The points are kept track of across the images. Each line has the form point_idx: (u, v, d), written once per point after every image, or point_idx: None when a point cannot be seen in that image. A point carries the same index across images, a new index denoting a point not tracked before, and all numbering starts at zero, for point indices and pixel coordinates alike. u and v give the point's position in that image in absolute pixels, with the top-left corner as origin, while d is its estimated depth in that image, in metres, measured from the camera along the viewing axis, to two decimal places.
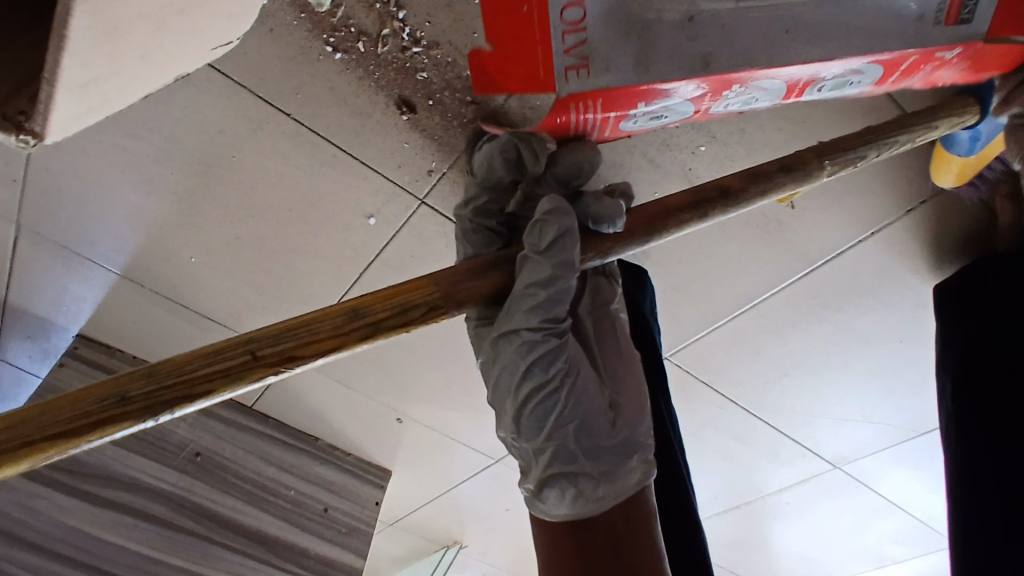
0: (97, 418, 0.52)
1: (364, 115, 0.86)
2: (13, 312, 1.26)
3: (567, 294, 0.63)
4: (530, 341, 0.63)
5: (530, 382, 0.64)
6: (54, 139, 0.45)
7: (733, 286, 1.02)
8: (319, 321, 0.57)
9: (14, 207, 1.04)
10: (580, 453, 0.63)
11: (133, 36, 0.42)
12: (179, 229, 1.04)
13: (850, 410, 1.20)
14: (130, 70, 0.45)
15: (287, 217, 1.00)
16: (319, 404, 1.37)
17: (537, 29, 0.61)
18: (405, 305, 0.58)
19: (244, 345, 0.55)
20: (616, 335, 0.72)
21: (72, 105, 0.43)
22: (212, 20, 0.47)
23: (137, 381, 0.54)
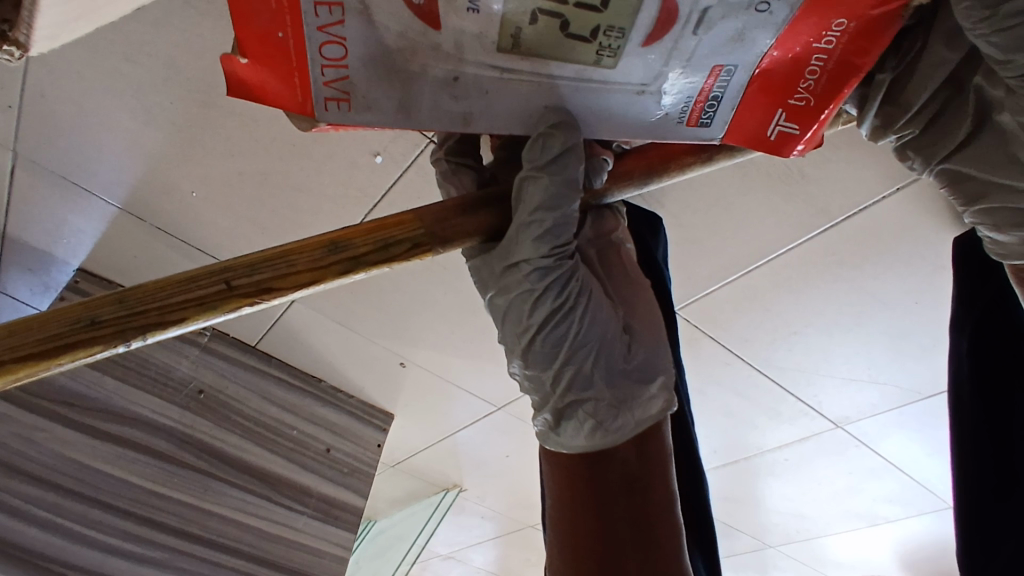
0: (67, 342, 0.47)
1: None
2: (12, 243, 1.24)
3: (572, 217, 0.58)
4: (541, 268, 0.58)
5: (542, 309, 0.59)
6: (38, 47, 0.42)
7: (748, 239, 0.99)
8: (303, 251, 0.50)
9: (10, 135, 1.01)
10: (599, 380, 0.60)
11: None
12: (180, 162, 1.01)
13: (856, 370, 1.19)
14: None
15: (291, 152, 0.97)
16: (322, 345, 1.37)
17: (294, 58, 0.44)
18: (388, 241, 0.51)
19: (217, 274, 0.48)
20: (621, 261, 0.70)
21: (57, 12, 0.40)
22: None
23: (108, 305, 0.47)
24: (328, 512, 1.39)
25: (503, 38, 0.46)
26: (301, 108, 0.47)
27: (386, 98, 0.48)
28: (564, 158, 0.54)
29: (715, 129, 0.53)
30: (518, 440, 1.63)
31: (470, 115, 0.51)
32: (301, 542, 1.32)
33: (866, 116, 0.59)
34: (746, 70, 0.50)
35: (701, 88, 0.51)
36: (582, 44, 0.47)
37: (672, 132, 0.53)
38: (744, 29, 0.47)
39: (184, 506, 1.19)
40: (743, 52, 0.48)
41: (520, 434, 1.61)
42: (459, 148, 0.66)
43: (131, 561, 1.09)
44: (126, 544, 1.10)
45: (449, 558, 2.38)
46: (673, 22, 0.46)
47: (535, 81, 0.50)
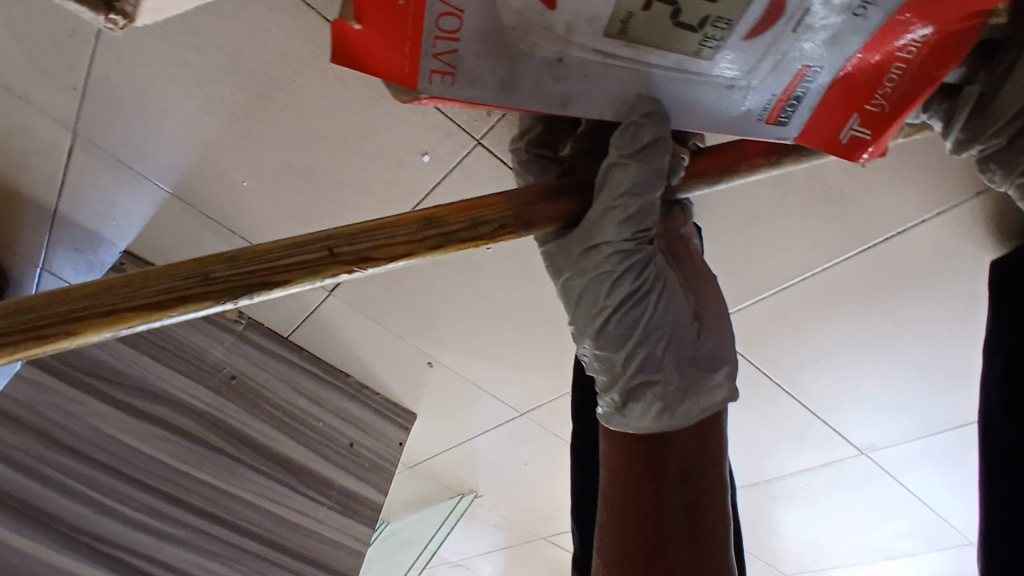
0: (180, 295, 0.56)
1: None
2: (62, 222, 1.28)
3: (655, 205, 0.63)
4: (622, 250, 0.62)
5: (620, 292, 0.64)
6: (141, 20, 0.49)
7: (784, 258, 1.00)
8: (398, 226, 0.60)
9: (71, 115, 1.05)
10: (669, 364, 0.63)
11: None
12: (232, 150, 1.04)
13: (885, 397, 1.19)
14: None
15: (341, 147, 0.99)
16: (352, 340, 1.39)
17: (408, 25, 0.51)
18: (476, 221, 0.60)
19: (321, 242, 0.59)
20: (691, 257, 0.74)
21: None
22: None
23: (220, 265, 0.57)
24: (348, 506, 1.41)
25: (612, 24, 0.53)
26: (408, 76, 0.53)
27: (490, 73, 0.56)
28: (651, 144, 0.60)
29: (791, 130, 0.62)
30: (537, 447, 1.63)
31: (568, 98, 0.59)
32: (319, 532, 1.34)
33: (950, 130, 0.66)
34: (829, 73, 0.58)
35: (785, 88, 0.59)
36: (688, 33, 0.54)
37: (752, 128, 0.62)
38: (839, 31, 0.55)
39: (211, 488, 1.21)
40: (833, 54, 0.56)
41: (540, 442, 1.61)
42: (540, 139, 0.75)
43: (157, 538, 1.11)
44: (154, 521, 1.12)
45: (458, 566, 2.37)
46: (778, 20, 0.54)
47: (632, 68, 0.58)
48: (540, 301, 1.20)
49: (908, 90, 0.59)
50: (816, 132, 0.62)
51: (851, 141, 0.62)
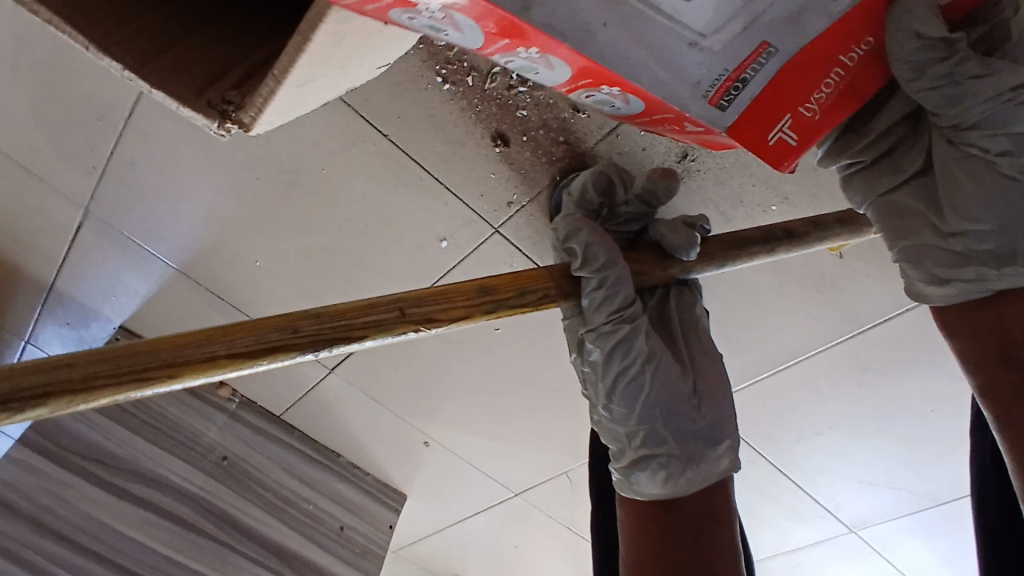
0: (271, 345, 0.56)
1: (458, 143, 0.89)
2: (58, 295, 1.28)
3: (626, 282, 0.69)
4: (602, 334, 0.69)
5: (616, 372, 0.70)
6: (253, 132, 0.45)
7: (780, 341, 1.06)
8: (457, 294, 0.63)
9: (87, 195, 1.08)
10: (669, 437, 0.69)
11: (355, 33, 0.42)
12: (248, 232, 1.07)
13: (873, 474, 1.23)
14: (328, 71, 0.46)
15: (360, 231, 1.03)
16: (349, 419, 1.38)
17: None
18: (524, 291, 0.66)
19: (394, 302, 0.61)
20: (699, 335, 0.77)
21: (279, 104, 0.44)
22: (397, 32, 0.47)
23: (307, 319, 0.57)
24: None
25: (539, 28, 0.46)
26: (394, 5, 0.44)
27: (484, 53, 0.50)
28: (607, 261, 0.69)
29: (731, 119, 0.51)
30: (531, 528, 1.61)
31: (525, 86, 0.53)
32: None
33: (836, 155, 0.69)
34: (781, 59, 0.50)
35: (748, 86, 0.50)
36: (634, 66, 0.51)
37: (743, 139, 0.52)
38: (796, 9, 0.48)
39: None
40: (782, 35, 0.49)
41: (533, 523, 1.60)
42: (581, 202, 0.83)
43: None
44: None
45: None
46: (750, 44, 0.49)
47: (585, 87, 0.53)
48: (544, 380, 1.23)
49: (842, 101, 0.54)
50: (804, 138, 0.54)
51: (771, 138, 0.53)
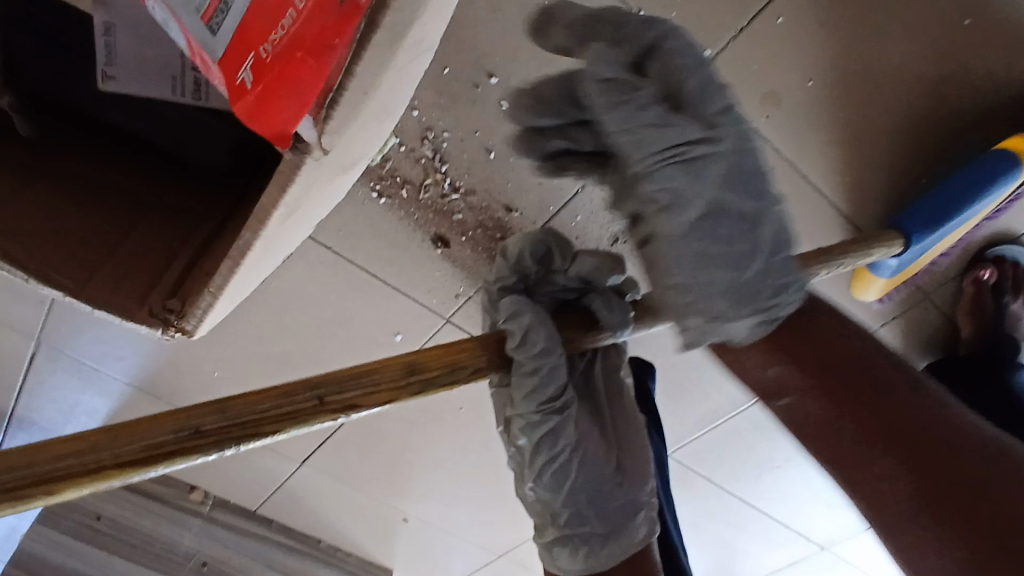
0: (170, 449, 0.39)
1: (400, 248, 0.92)
2: (18, 420, 1.27)
3: (560, 372, 0.56)
4: (531, 422, 0.58)
5: (540, 457, 0.59)
6: (196, 331, 0.50)
7: (728, 389, 1.11)
8: (386, 367, 0.48)
9: (36, 327, 1.08)
10: (590, 514, 0.59)
11: (284, 235, 0.47)
12: (204, 346, 1.08)
13: (834, 495, 1.29)
14: (271, 258, 0.50)
15: (316, 335, 1.06)
16: (325, 506, 1.39)
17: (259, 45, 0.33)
18: (455, 367, 0.51)
19: (310, 388, 0.44)
20: (625, 403, 0.64)
21: (218, 309, 0.49)
22: (326, 200, 0.50)
23: (211, 413, 0.41)
24: None
25: None
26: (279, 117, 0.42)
27: None
28: (547, 347, 0.55)
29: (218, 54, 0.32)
30: None
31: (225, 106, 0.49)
32: None
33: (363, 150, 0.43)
34: None
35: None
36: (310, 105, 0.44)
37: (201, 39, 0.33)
38: None
39: None
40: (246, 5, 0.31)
41: None
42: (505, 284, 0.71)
43: None
44: None
45: None
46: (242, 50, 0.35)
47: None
48: None
49: (292, 76, 0.30)
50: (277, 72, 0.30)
51: (233, 82, 0.31)
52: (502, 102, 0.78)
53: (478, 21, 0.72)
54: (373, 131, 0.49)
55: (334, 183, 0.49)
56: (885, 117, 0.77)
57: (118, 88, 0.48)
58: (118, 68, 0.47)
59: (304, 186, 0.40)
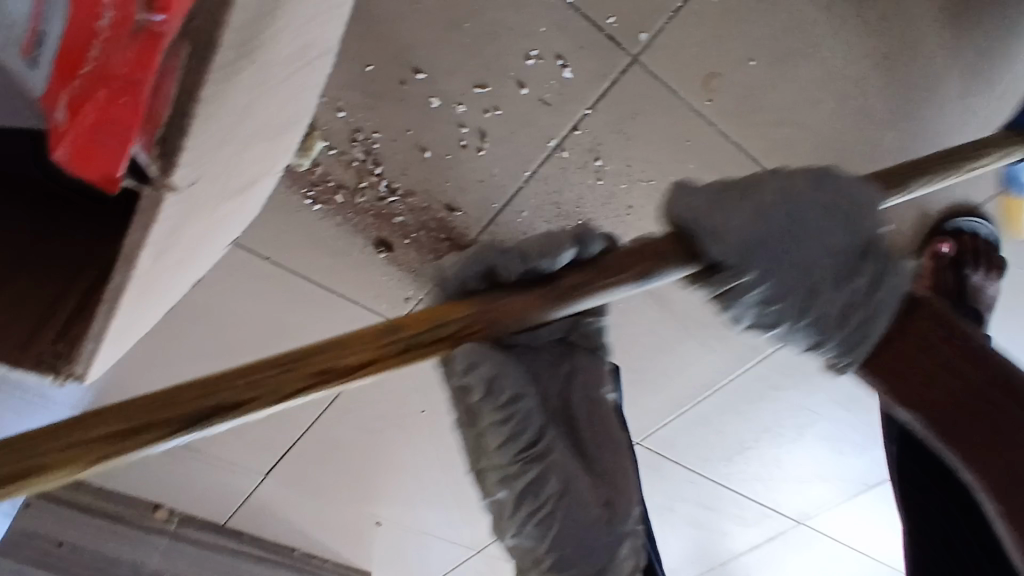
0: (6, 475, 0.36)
1: (341, 255, 0.89)
2: None
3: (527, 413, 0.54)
4: (509, 472, 0.55)
5: (522, 509, 0.56)
6: (89, 377, 0.46)
7: (692, 375, 1.10)
8: (420, 326, 0.45)
9: None
10: (573, 561, 0.58)
11: (173, 262, 0.43)
12: (149, 366, 1.04)
13: (805, 472, 1.29)
14: (172, 286, 0.47)
15: (264, 348, 1.02)
16: (295, 516, 1.36)
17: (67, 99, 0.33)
18: (334, 359, 0.42)
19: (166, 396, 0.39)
20: (609, 429, 0.62)
21: (111, 351, 0.46)
22: (225, 220, 0.47)
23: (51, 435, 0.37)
24: None
25: None
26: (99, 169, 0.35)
27: None
28: (513, 393, 0.53)
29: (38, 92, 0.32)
30: None
31: None
32: None
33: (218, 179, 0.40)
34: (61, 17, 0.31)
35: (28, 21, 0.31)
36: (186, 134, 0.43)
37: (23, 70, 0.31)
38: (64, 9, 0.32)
39: None
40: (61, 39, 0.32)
41: None
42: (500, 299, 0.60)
43: None
44: None
45: None
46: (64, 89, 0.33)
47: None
48: None
49: (104, 115, 0.32)
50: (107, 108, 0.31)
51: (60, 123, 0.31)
52: (432, 99, 0.74)
53: (398, 16, 0.68)
54: (264, 157, 0.47)
55: (225, 212, 0.47)
56: (831, 93, 0.74)
57: None
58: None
59: (170, 223, 0.38)
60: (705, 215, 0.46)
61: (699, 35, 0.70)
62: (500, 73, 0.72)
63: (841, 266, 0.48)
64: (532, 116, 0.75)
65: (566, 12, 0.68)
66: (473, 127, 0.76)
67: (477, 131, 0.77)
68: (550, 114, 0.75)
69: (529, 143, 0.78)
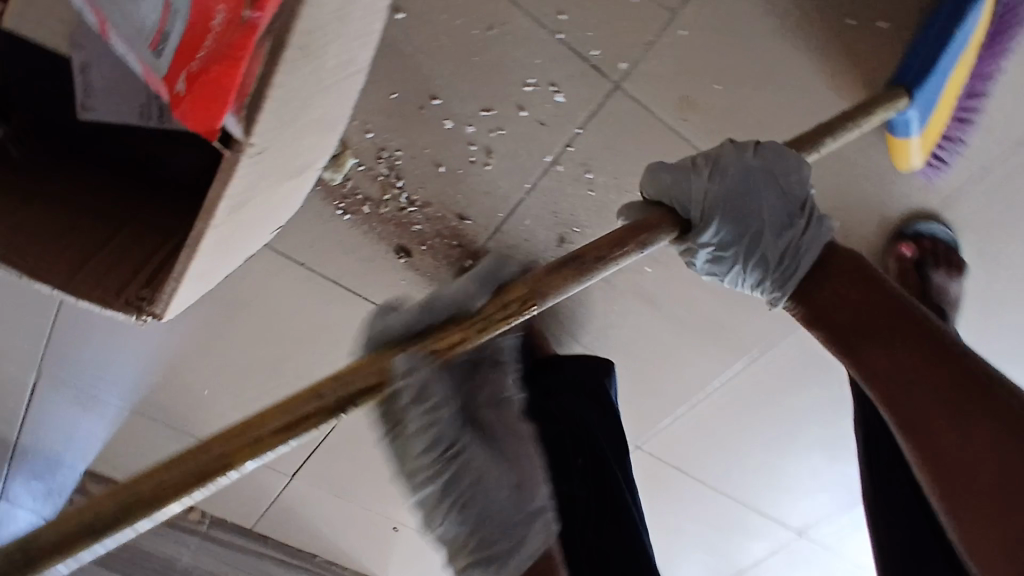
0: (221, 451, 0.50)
1: (367, 260, 1.01)
2: (26, 449, 1.36)
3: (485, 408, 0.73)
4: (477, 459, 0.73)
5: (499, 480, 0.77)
6: (166, 315, 0.58)
7: (687, 379, 1.19)
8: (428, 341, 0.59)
9: (40, 354, 1.17)
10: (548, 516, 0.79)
11: (239, 222, 0.56)
12: (195, 363, 1.17)
13: (804, 481, 1.35)
14: (237, 245, 0.61)
15: (297, 346, 1.14)
16: (318, 519, 1.45)
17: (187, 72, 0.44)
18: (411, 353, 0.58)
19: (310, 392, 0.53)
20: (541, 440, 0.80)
21: (183, 297, 0.58)
22: (278, 198, 0.61)
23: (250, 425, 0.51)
24: None
25: None
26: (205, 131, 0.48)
27: None
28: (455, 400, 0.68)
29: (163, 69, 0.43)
30: None
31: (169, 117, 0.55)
32: None
33: (285, 148, 0.53)
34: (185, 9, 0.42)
35: (154, 22, 0.43)
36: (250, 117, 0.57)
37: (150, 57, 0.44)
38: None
39: None
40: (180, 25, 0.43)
41: None
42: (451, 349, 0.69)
43: None
44: None
45: None
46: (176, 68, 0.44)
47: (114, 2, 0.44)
48: None
49: (214, 81, 0.42)
50: (206, 83, 0.42)
51: (177, 92, 0.43)
52: (446, 121, 0.87)
53: (417, 51, 0.81)
54: (310, 152, 0.60)
55: (277, 191, 0.60)
56: (793, 113, 0.86)
57: (94, 115, 0.57)
58: (94, 99, 0.57)
59: (242, 181, 0.50)
60: (677, 185, 0.66)
61: (672, 65, 0.82)
62: (503, 98, 0.85)
63: (782, 220, 0.67)
64: (531, 134, 0.88)
65: (558, 47, 0.81)
66: (481, 144, 0.89)
67: (485, 148, 0.90)
68: (547, 133, 0.88)
69: (529, 158, 0.91)
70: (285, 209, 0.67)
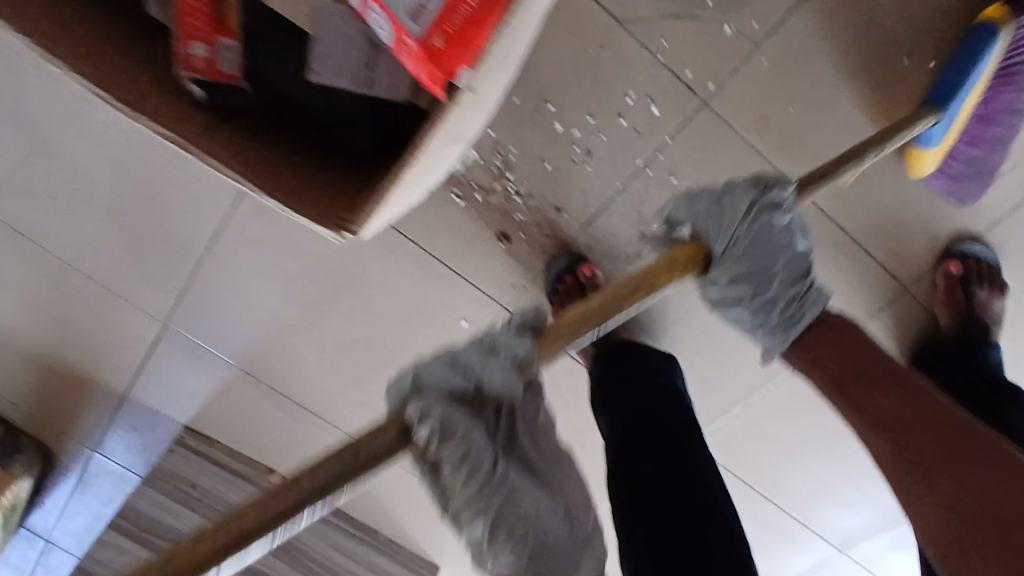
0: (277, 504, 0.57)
1: (470, 243, 1.16)
2: (132, 403, 1.49)
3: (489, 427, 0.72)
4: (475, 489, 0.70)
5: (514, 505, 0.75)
6: (361, 235, 0.70)
7: (743, 379, 1.30)
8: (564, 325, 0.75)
9: (167, 312, 1.33)
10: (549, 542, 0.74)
11: (425, 164, 0.71)
12: (302, 331, 1.32)
13: (847, 492, 1.43)
14: (414, 187, 0.73)
15: (395, 321, 1.28)
16: (385, 493, 1.57)
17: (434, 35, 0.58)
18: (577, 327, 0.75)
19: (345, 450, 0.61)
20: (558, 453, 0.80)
21: (378, 219, 0.70)
22: (446, 155, 0.75)
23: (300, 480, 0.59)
24: None
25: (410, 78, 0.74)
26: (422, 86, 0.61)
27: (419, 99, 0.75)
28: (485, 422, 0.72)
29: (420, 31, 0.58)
30: None
31: (373, 82, 0.73)
32: None
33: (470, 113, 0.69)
34: None
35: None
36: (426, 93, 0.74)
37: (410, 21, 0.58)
38: None
39: None
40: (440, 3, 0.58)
41: None
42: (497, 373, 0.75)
43: None
44: None
45: None
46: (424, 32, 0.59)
47: None
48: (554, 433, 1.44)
49: (462, 40, 0.57)
50: (456, 43, 0.57)
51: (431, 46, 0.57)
52: (557, 125, 1.03)
53: (540, 64, 0.99)
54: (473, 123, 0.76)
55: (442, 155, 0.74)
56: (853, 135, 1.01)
57: (318, 78, 0.74)
58: (320, 67, 0.73)
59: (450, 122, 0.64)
60: (726, 207, 0.86)
61: (751, 88, 1.00)
62: (607, 107, 1.02)
63: (793, 274, 0.88)
64: (628, 140, 1.04)
65: (657, 67, 0.98)
66: (584, 146, 1.05)
67: (587, 150, 1.05)
68: (641, 139, 1.04)
69: (624, 162, 1.06)
70: (437, 175, 0.82)
